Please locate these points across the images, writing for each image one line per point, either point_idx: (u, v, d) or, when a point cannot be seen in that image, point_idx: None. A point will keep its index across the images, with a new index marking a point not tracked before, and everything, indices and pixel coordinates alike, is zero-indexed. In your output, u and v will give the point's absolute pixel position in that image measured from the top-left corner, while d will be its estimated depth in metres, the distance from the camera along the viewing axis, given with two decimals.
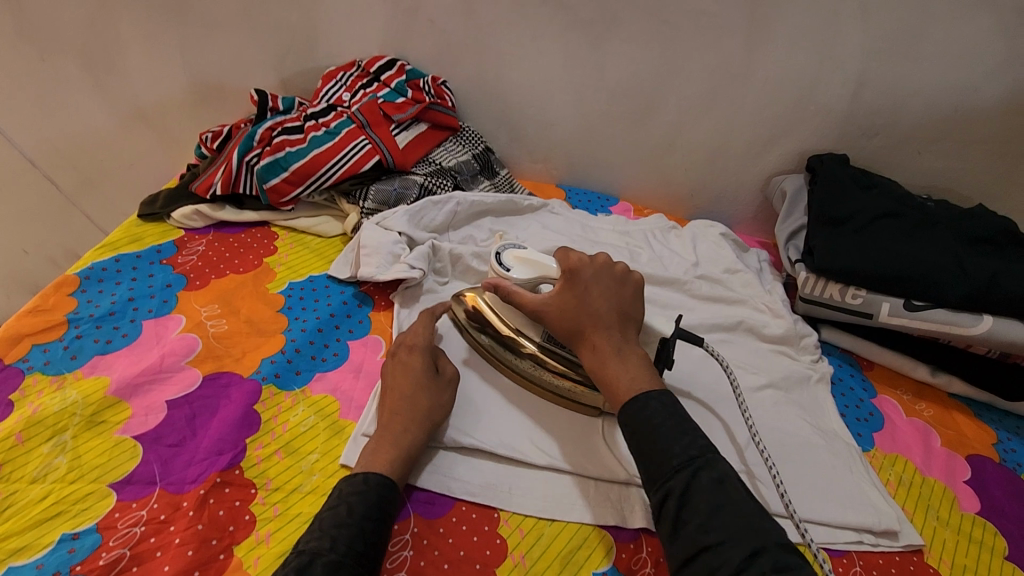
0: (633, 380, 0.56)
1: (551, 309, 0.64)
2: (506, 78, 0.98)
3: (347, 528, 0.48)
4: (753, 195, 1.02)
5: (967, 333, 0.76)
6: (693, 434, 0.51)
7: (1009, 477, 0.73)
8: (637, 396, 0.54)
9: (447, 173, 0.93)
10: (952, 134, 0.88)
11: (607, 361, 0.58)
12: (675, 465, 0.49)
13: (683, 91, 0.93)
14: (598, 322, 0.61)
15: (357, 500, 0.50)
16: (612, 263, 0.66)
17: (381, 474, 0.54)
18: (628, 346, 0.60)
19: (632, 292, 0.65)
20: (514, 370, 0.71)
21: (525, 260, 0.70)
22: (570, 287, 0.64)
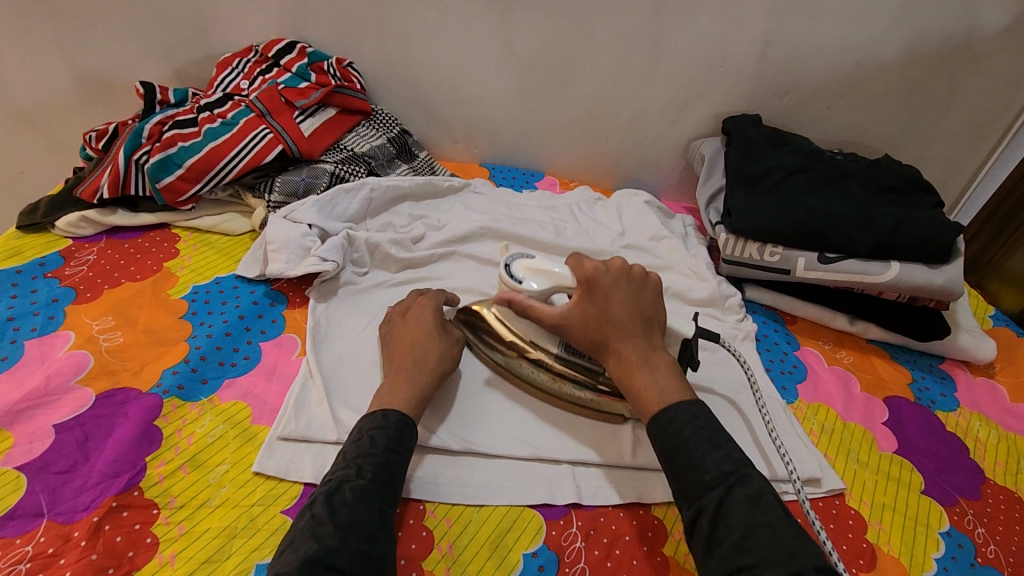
0: (662, 391, 0.56)
1: (572, 323, 0.62)
2: (416, 57, 0.94)
3: (371, 458, 0.53)
4: (675, 161, 1.02)
5: (878, 281, 0.78)
6: (726, 449, 0.51)
7: (922, 414, 0.77)
8: (667, 406, 0.54)
9: (359, 159, 0.89)
10: (856, 88, 0.90)
11: (634, 368, 0.58)
12: (707, 482, 0.49)
13: (596, 60, 0.91)
14: (623, 332, 0.59)
15: (379, 434, 0.55)
16: (629, 267, 0.63)
17: (399, 410, 0.57)
18: (656, 353, 0.59)
19: (652, 296, 0.63)
20: (527, 380, 0.69)
21: (536, 270, 0.65)
22: (590, 297, 0.61)
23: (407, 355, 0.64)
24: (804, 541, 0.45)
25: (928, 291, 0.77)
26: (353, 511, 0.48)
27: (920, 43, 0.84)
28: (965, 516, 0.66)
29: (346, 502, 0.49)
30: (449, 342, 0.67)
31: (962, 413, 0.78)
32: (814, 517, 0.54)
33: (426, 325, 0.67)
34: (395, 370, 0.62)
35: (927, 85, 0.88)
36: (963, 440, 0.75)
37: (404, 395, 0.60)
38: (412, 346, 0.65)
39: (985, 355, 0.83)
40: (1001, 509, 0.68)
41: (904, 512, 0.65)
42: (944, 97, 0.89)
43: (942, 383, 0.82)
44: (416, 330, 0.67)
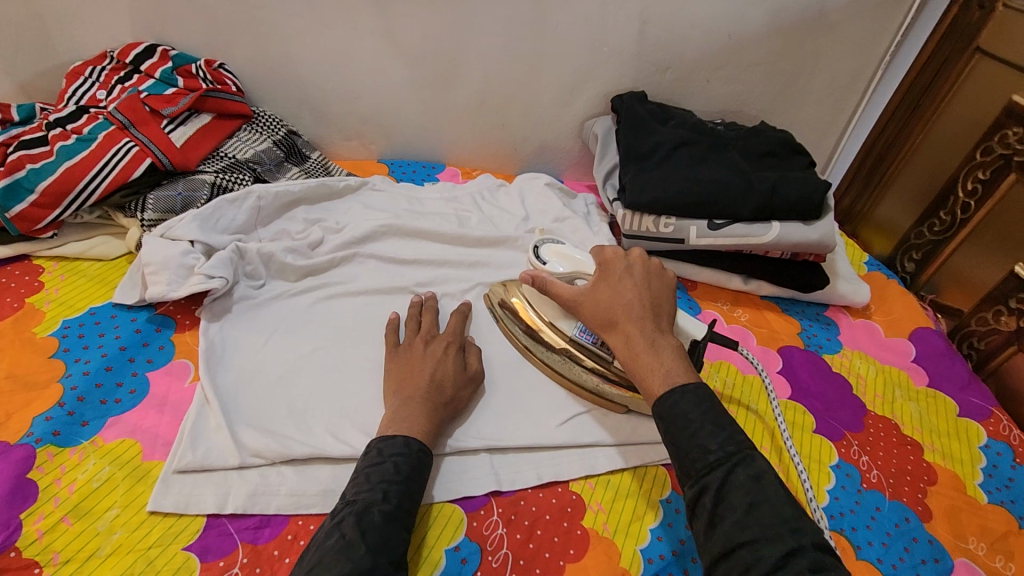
0: (667, 372, 0.56)
1: (584, 302, 0.64)
2: (294, 53, 0.90)
3: (395, 485, 0.54)
4: (572, 141, 1.04)
5: (761, 241, 0.83)
6: (730, 430, 0.51)
7: (812, 359, 0.84)
8: (671, 389, 0.54)
9: (243, 167, 0.84)
10: (730, 60, 0.94)
11: (639, 353, 0.58)
12: (710, 461, 0.50)
13: (482, 47, 0.91)
14: (632, 310, 0.61)
15: (402, 460, 0.55)
16: (648, 260, 0.67)
17: (419, 440, 0.58)
18: (662, 336, 0.59)
19: (662, 284, 0.65)
20: (545, 360, 0.72)
21: (563, 255, 0.74)
22: (606, 279, 0.65)
23: (420, 383, 0.63)
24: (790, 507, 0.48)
25: (806, 246, 0.83)
26: (380, 535, 0.50)
27: (782, 14, 0.89)
28: (851, 447, 0.73)
29: (374, 526, 0.50)
30: (460, 372, 0.66)
31: (845, 353, 0.86)
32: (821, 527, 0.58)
33: (443, 358, 0.66)
34: (407, 398, 0.61)
35: (792, 53, 0.94)
36: (847, 378, 0.82)
37: (423, 422, 0.60)
38: (426, 376, 0.64)
39: (860, 298, 0.91)
40: (881, 436, 0.75)
41: (800, 454, 0.71)
42: (808, 63, 0.95)
43: (827, 328, 0.89)
44: (434, 362, 0.65)
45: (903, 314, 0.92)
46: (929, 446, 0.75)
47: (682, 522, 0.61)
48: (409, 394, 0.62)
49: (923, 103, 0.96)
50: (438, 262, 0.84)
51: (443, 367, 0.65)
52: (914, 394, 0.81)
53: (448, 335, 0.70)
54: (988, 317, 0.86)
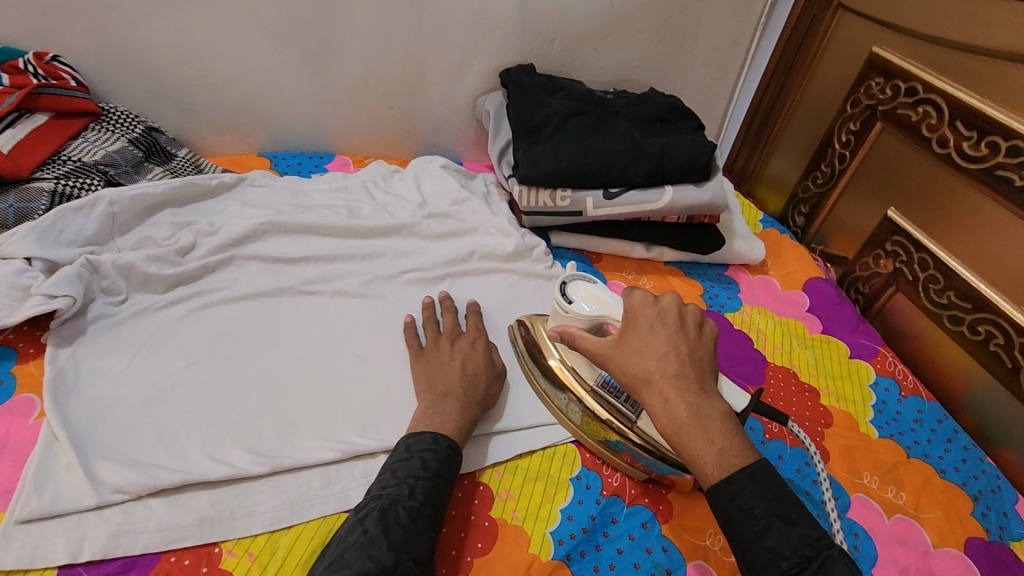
0: (721, 453, 0.47)
1: (611, 355, 0.54)
2: (141, 41, 0.81)
3: (423, 481, 0.52)
4: (467, 120, 1.00)
5: (656, 207, 0.83)
6: (760, 465, 0.47)
7: (714, 320, 0.85)
8: (732, 475, 0.46)
9: (92, 170, 0.75)
10: (615, 27, 0.93)
11: (684, 425, 0.48)
12: (748, 508, 0.45)
13: (356, 25, 0.85)
14: (667, 366, 0.51)
15: (430, 455, 0.55)
16: (681, 303, 0.56)
17: (448, 436, 0.57)
18: (708, 403, 0.49)
19: (697, 338, 0.54)
20: (571, 420, 0.65)
21: (593, 295, 0.62)
22: (634, 331, 0.54)
23: (454, 379, 0.63)
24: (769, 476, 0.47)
25: (699, 208, 0.84)
26: (405, 531, 0.49)
27: None
28: None
29: (399, 522, 0.49)
30: (490, 369, 0.66)
31: (745, 311, 0.88)
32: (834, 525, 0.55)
33: (473, 352, 0.67)
34: (441, 394, 0.61)
35: (674, 17, 0.94)
36: (748, 333, 0.84)
37: (456, 419, 0.59)
38: (459, 372, 0.63)
39: (757, 255, 0.94)
40: (780, 386, 0.77)
41: None
42: (690, 27, 0.96)
43: (727, 287, 0.91)
44: (463, 358, 0.65)
45: (797, 268, 0.95)
46: (825, 390, 0.78)
47: (591, 498, 0.61)
48: (442, 391, 0.61)
49: (796, 62, 1.00)
50: (330, 259, 0.79)
51: (471, 361, 0.65)
52: (810, 343, 0.85)
53: (472, 331, 0.70)
54: (870, 262, 0.90)
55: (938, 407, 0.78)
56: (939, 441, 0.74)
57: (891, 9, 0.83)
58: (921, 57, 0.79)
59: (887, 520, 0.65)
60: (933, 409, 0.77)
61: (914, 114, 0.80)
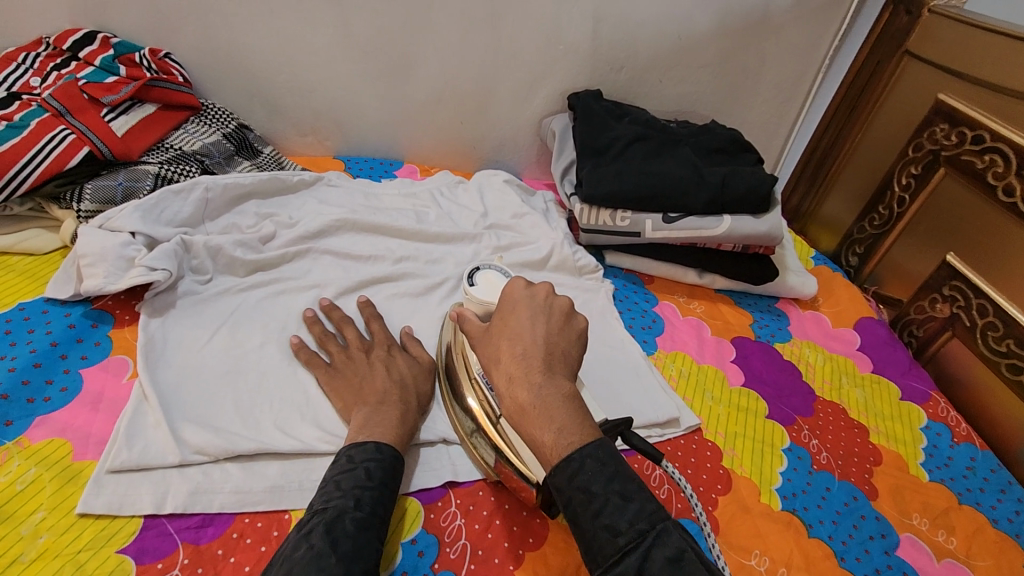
0: (559, 434, 0.47)
1: (480, 339, 0.58)
2: (244, 45, 0.87)
3: (369, 492, 0.51)
4: (531, 139, 1.04)
5: (714, 234, 0.85)
6: (639, 501, 0.44)
7: (764, 350, 0.86)
8: (569, 454, 0.46)
9: (190, 158, 0.81)
10: (683, 60, 0.97)
11: (525, 407, 0.49)
12: (621, 545, 0.42)
13: (436, 42, 0.90)
14: (517, 346, 0.53)
15: (374, 466, 0.53)
16: (557, 299, 0.59)
17: (393, 446, 0.55)
18: (550, 385, 0.50)
19: (564, 324, 0.57)
20: (473, 443, 0.61)
21: (490, 283, 0.69)
22: (501, 315, 0.58)
23: (381, 383, 0.62)
24: None
25: (756, 239, 0.86)
26: (353, 543, 0.46)
27: (730, 17, 0.93)
28: (802, 431, 0.75)
29: (346, 534, 0.46)
30: (414, 368, 0.66)
31: (796, 343, 0.89)
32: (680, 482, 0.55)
33: (390, 358, 0.65)
34: (378, 405, 0.59)
35: (738, 54, 0.97)
36: (797, 366, 0.85)
37: (398, 428, 0.58)
38: (384, 376, 0.62)
39: (809, 290, 0.94)
40: (829, 419, 0.78)
41: (751, 436, 0.73)
42: (755, 64, 0.99)
43: (778, 319, 0.92)
44: (385, 363, 0.64)
45: (848, 306, 0.96)
46: (875, 429, 0.78)
47: None
48: (370, 396, 0.60)
49: (859, 106, 1.02)
50: (398, 258, 0.83)
51: (397, 365, 0.65)
52: (860, 381, 0.85)
53: (387, 337, 0.68)
54: (925, 305, 0.90)
55: (992, 457, 0.77)
56: (991, 490, 0.73)
57: (960, 59, 0.84)
58: (990, 107, 0.80)
59: (937, 563, 0.64)
60: (986, 458, 0.76)
61: (980, 161, 0.81)
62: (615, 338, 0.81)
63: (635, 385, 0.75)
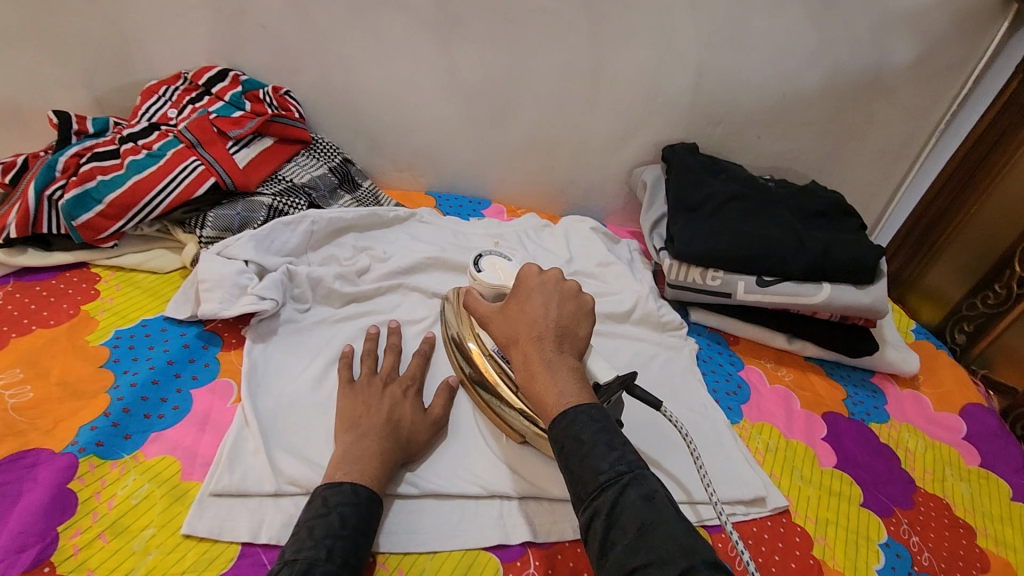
0: (560, 393, 0.53)
1: (496, 318, 0.63)
2: (357, 86, 0.92)
3: (341, 540, 0.49)
4: (619, 187, 1.04)
5: (811, 302, 0.82)
6: (622, 449, 0.48)
7: (858, 429, 0.81)
8: (565, 410, 0.51)
9: (299, 191, 0.85)
10: (784, 118, 0.95)
11: (535, 373, 0.55)
12: (601, 482, 0.47)
13: (536, 90, 0.92)
14: (532, 328, 0.58)
15: (349, 510, 0.52)
16: (563, 279, 0.64)
17: (370, 487, 0.54)
18: (560, 359, 0.55)
19: (575, 306, 0.62)
20: (482, 396, 0.68)
21: (496, 267, 0.77)
22: (517, 299, 0.63)
23: (377, 421, 0.61)
24: (695, 537, 0.43)
25: (857, 310, 0.82)
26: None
27: (838, 78, 0.90)
28: (901, 525, 0.70)
29: None
30: (418, 416, 0.64)
31: (893, 425, 0.83)
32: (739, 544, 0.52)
33: (401, 398, 0.64)
34: (360, 434, 0.59)
35: (843, 115, 0.94)
36: (895, 451, 0.79)
37: (377, 465, 0.56)
38: (384, 415, 0.61)
39: (909, 367, 0.89)
40: (932, 515, 0.72)
41: (845, 526, 0.68)
42: (860, 126, 0.95)
43: (873, 396, 0.87)
44: (392, 402, 0.63)
45: (953, 388, 0.89)
46: (983, 531, 0.71)
47: None
48: (364, 431, 0.59)
49: (977, 175, 0.97)
50: None
51: (400, 408, 0.63)
52: (965, 474, 0.78)
53: (408, 377, 0.67)
54: None
55: None
56: None
57: None
58: None
59: None
60: None
61: None
62: (700, 403, 0.78)
63: (719, 457, 0.72)
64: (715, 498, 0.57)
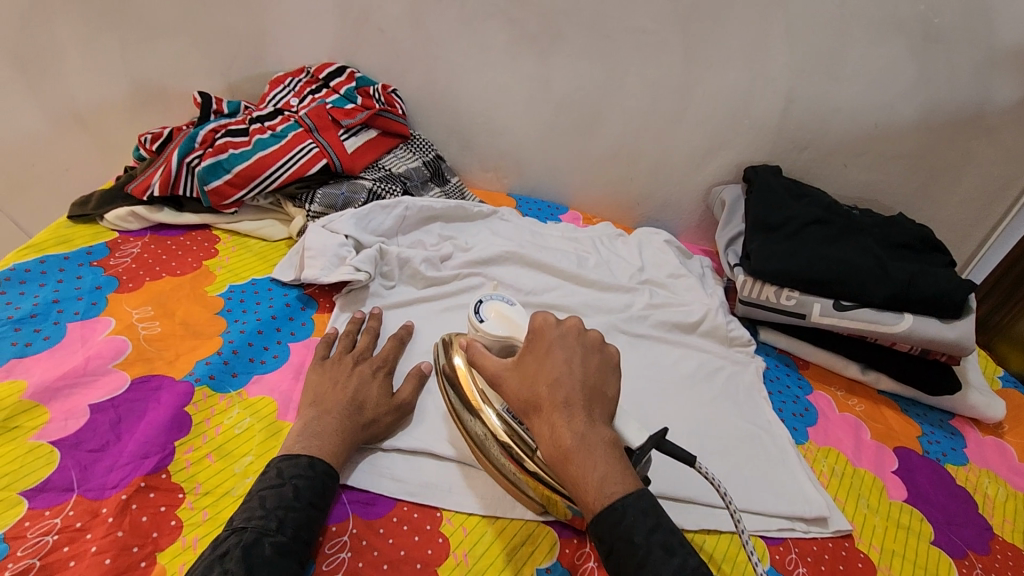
0: (603, 480, 0.48)
1: (510, 376, 0.56)
2: (458, 89, 1.00)
3: (294, 512, 0.50)
4: (695, 205, 1.06)
5: (890, 330, 0.80)
6: (682, 556, 0.46)
7: (932, 467, 0.78)
8: (612, 503, 0.47)
9: (396, 179, 0.92)
10: (873, 148, 0.94)
11: (569, 454, 0.49)
12: None
13: (625, 105, 0.96)
14: (557, 392, 0.52)
15: (303, 483, 0.52)
16: (584, 329, 0.57)
17: (326, 462, 0.54)
18: (594, 432, 0.50)
19: (600, 360, 0.56)
20: (475, 440, 0.61)
21: (504, 316, 0.63)
22: (534, 354, 0.56)
23: (340, 400, 0.61)
24: None
25: (940, 345, 0.79)
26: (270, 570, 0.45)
27: (935, 110, 0.88)
28: (974, 568, 0.67)
29: (263, 559, 0.46)
30: (385, 399, 0.63)
31: (972, 469, 0.79)
32: (750, 547, 0.50)
33: (369, 380, 0.64)
34: (322, 412, 0.59)
35: (939, 149, 0.92)
36: (972, 494, 0.76)
37: (334, 444, 0.56)
38: (348, 393, 0.61)
39: (994, 414, 0.84)
40: (1009, 564, 0.68)
41: (912, 560, 0.66)
42: (955, 162, 0.93)
43: (951, 438, 0.83)
44: (358, 382, 0.63)
45: None
46: None
47: None
48: (327, 407, 0.59)
49: None
50: (553, 295, 0.88)
51: (366, 389, 0.63)
52: None
53: (380, 358, 0.68)
54: None
55: None
56: None
57: None
58: None
59: None
60: None
61: None
62: (765, 420, 0.78)
63: (779, 473, 0.71)
64: (731, 506, 0.53)
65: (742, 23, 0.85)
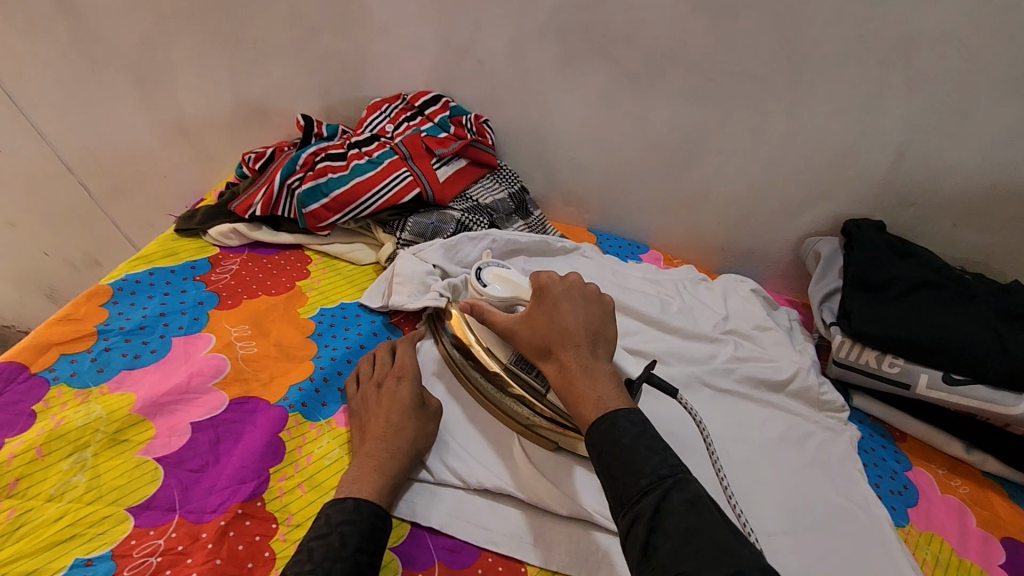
0: (601, 398, 0.53)
1: (521, 331, 0.61)
2: (550, 122, 1.00)
3: (341, 561, 0.47)
4: (784, 254, 1.02)
5: (1008, 413, 0.73)
6: (664, 453, 0.47)
7: None
8: (606, 413, 0.51)
9: (483, 211, 0.92)
10: (989, 211, 0.87)
11: (574, 375, 0.55)
12: (643, 486, 0.45)
13: (720, 148, 0.94)
14: (567, 338, 0.57)
15: (350, 529, 0.49)
16: (584, 283, 0.63)
17: (372, 502, 0.53)
18: (597, 362, 0.55)
19: (601, 311, 0.61)
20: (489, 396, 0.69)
21: (503, 278, 0.69)
22: (541, 308, 0.61)
23: (376, 432, 0.59)
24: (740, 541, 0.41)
25: None
26: None
27: None
28: None
29: None
30: (416, 410, 0.63)
31: None
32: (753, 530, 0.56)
33: (396, 393, 0.63)
34: (361, 456, 0.57)
35: None
36: None
37: (375, 480, 0.55)
38: (383, 423, 0.60)
39: None
40: None
41: None
42: None
43: None
44: (388, 402, 0.62)
45: None
46: None
47: None
48: (366, 448, 0.58)
49: None
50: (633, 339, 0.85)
51: (391, 403, 0.62)
52: None
53: (400, 368, 0.67)
54: None
55: None
56: None
57: None
58: None
59: None
60: None
61: None
62: (862, 496, 0.73)
63: (877, 558, 0.66)
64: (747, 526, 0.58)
65: (857, 74, 0.81)
